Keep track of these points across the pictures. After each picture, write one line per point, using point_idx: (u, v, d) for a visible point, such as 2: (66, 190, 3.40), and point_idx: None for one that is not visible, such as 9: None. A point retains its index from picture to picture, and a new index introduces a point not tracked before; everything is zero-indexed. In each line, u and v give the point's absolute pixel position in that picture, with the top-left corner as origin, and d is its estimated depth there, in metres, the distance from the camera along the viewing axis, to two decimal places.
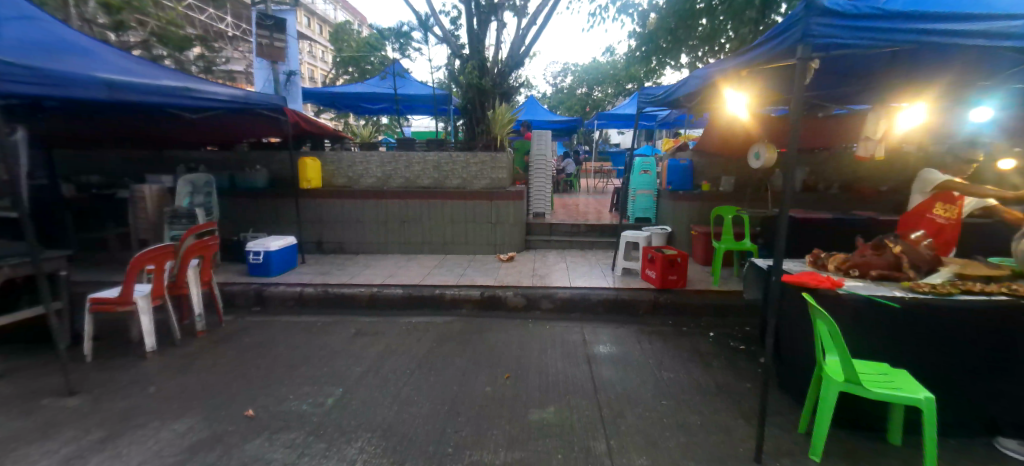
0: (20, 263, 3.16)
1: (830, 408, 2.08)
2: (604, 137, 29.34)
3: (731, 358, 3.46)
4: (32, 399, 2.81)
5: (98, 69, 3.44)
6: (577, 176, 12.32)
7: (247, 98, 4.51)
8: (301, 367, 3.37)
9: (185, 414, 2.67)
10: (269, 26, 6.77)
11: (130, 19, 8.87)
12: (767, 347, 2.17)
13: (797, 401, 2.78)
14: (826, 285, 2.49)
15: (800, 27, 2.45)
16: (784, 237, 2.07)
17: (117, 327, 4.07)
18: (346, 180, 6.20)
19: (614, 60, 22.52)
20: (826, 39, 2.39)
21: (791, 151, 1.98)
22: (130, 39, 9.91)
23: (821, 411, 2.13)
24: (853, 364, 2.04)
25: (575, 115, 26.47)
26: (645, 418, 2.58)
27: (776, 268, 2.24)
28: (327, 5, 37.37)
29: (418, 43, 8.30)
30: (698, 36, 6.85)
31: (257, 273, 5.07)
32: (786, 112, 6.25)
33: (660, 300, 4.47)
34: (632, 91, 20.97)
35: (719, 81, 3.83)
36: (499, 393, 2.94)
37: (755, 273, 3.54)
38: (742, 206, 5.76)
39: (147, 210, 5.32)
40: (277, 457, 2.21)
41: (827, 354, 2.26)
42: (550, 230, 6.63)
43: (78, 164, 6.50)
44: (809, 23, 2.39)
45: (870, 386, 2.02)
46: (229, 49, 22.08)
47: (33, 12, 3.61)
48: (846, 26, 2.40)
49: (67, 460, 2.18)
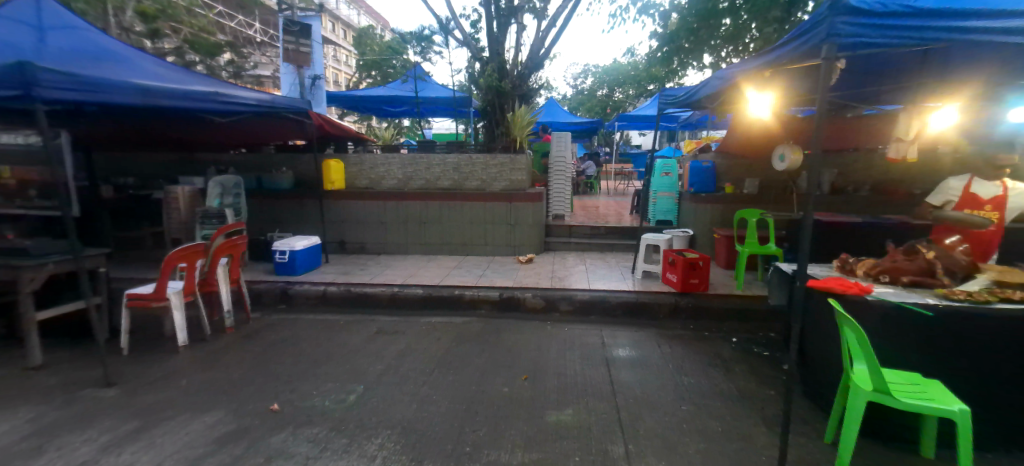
0: (63, 259, 3.31)
1: (858, 418, 2.02)
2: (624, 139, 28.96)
3: (754, 364, 3.39)
4: (73, 390, 2.96)
5: (132, 75, 3.56)
6: (597, 177, 12.24)
7: (272, 102, 4.60)
8: (323, 365, 3.44)
9: (214, 407, 2.77)
10: (295, 32, 6.90)
11: (164, 27, 9.26)
12: (791, 354, 2.13)
13: (822, 409, 2.70)
14: (854, 291, 2.43)
15: (824, 27, 2.41)
16: (809, 241, 2.02)
17: (150, 322, 4.24)
18: (368, 182, 6.30)
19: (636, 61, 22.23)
20: (852, 39, 2.33)
21: (817, 154, 1.94)
22: (164, 46, 10.33)
23: (847, 421, 2.07)
24: (882, 373, 1.96)
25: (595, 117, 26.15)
26: (664, 423, 2.55)
27: (799, 273, 2.17)
28: (352, 10, 38.27)
29: (439, 47, 8.37)
30: (721, 35, 6.68)
31: (282, 272, 5.20)
32: (812, 112, 6.13)
33: (680, 304, 4.40)
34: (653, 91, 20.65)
35: (741, 81, 3.76)
36: (517, 394, 2.96)
37: (779, 278, 3.46)
38: (766, 209, 5.58)
39: (179, 210, 5.50)
40: (300, 452, 2.27)
41: (855, 363, 2.21)
42: (568, 232, 6.63)
43: (115, 165, 6.79)
44: (834, 22, 2.34)
45: (900, 396, 1.96)
46: (258, 55, 23.06)
47: (74, 20, 3.84)
48: (873, 25, 2.34)
49: (105, 449, 2.29)
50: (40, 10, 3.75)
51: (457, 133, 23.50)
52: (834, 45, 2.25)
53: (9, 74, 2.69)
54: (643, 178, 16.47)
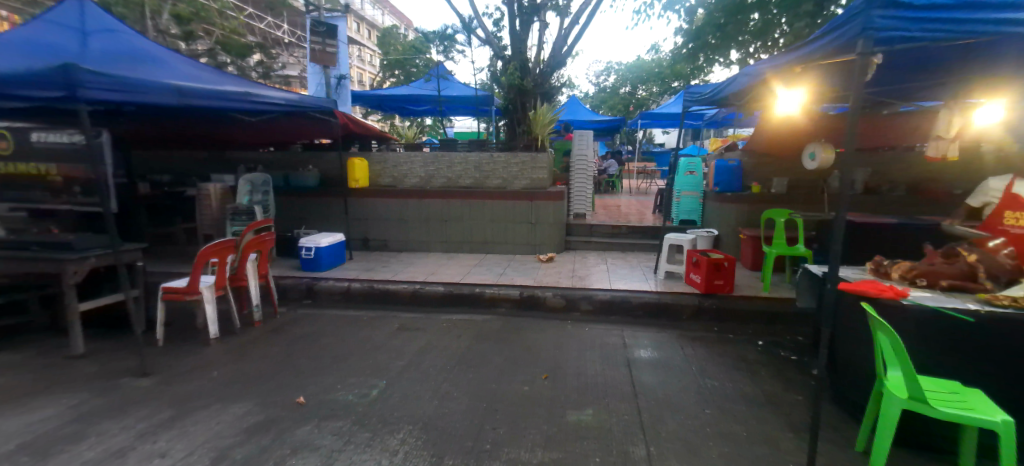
0: (103, 253, 3.46)
1: (892, 426, 1.94)
2: (646, 137, 28.57)
3: (780, 368, 3.30)
4: (112, 378, 3.10)
5: (167, 77, 3.69)
6: (619, 176, 12.10)
7: (299, 101, 4.69)
8: (347, 359, 3.51)
9: (242, 399, 2.85)
10: (321, 32, 7.02)
11: (198, 29, 9.58)
12: (820, 358, 2.06)
13: (853, 416, 2.61)
14: (889, 294, 2.33)
15: (859, 21, 2.33)
16: (843, 243, 1.95)
17: (184, 314, 4.41)
18: (391, 180, 6.38)
19: (660, 58, 21.80)
20: (889, 33, 2.26)
21: (851, 152, 1.88)
22: (198, 48, 10.69)
23: (882, 429, 1.99)
24: (918, 380, 1.88)
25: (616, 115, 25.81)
26: (685, 426, 2.51)
27: (831, 276, 2.10)
28: (375, 10, 38.87)
29: (462, 45, 8.41)
30: (750, 31, 6.46)
31: (308, 267, 5.32)
32: (845, 109, 5.92)
33: (704, 305, 4.32)
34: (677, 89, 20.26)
35: (771, 77, 3.66)
36: (537, 393, 2.95)
37: (809, 280, 3.36)
38: (795, 209, 5.40)
39: (210, 206, 5.68)
40: (324, 444, 2.32)
41: (889, 369, 2.12)
42: (589, 231, 6.57)
43: (151, 163, 7.06)
44: (870, 15, 2.26)
45: (938, 405, 1.86)
46: (285, 56, 23.70)
47: (115, 24, 4.02)
48: (912, 19, 2.27)
49: (141, 436, 2.39)
50: (84, 15, 3.94)
51: (477, 132, 23.61)
52: (869, 40, 2.18)
53: (57, 76, 2.82)
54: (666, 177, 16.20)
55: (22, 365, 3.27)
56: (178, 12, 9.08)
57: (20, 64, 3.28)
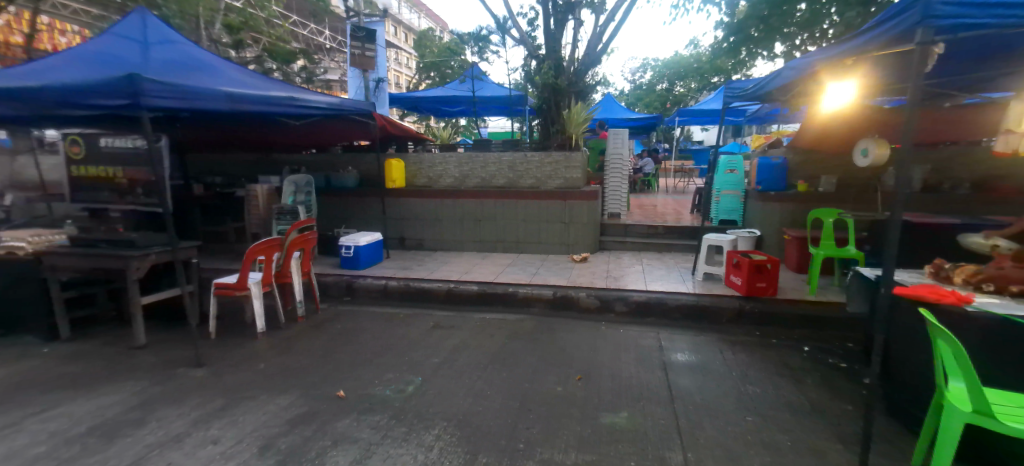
0: (163, 250, 3.70)
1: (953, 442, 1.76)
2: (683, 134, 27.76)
3: (828, 376, 3.14)
4: (169, 368, 3.30)
5: (220, 83, 3.90)
6: (655, 175, 11.82)
7: (340, 105, 4.83)
8: (385, 355, 3.61)
9: (287, 390, 2.98)
10: (361, 37, 7.22)
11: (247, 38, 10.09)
12: (873, 367, 1.99)
13: (909, 428, 2.46)
14: (951, 300, 2.20)
15: (919, 8, 2.26)
16: (897, 246, 1.86)
17: (232, 309, 4.65)
18: (426, 180, 6.52)
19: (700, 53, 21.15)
20: (952, 19, 2.15)
21: (911, 148, 1.78)
22: (247, 56, 11.26)
23: (941, 443, 1.83)
24: (984, 392, 1.68)
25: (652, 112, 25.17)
26: (725, 432, 2.43)
27: (884, 279, 2.01)
28: (410, 14, 39.74)
29: (496, 46, 8.46)
30: (795, 22, 6.19)
31: (348, 265, 5.50)
32: (902, 102, 5.57)
33: (745, 308, 4.17)
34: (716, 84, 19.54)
35: (822, 69, 3.48)
36: (571, 394, 2.93)
37: (860, 282, 3.19)
38: (845, 208, 5.10)
39: (258, 207, 5.96)
40: (363, 437, 2.39)
41: (951, 380, 1.93)
42: (624, 231, 6.47)
43: (203, 166, 7.48)
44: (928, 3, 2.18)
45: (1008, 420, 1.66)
46: (326, 61, 24.67)
47: (173, 35, 4.30)
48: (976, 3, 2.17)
49: (195, 423, 2.54)
50: (146, 27, 4.23)
51: (510, 132, 23.68)
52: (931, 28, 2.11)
53: (122, 86, 3.02)
54: (705, 175, 15.67)
55: (91, 353, 3.55)
56: (229, 22, 9.59)
57: (89, 75, 3.54)
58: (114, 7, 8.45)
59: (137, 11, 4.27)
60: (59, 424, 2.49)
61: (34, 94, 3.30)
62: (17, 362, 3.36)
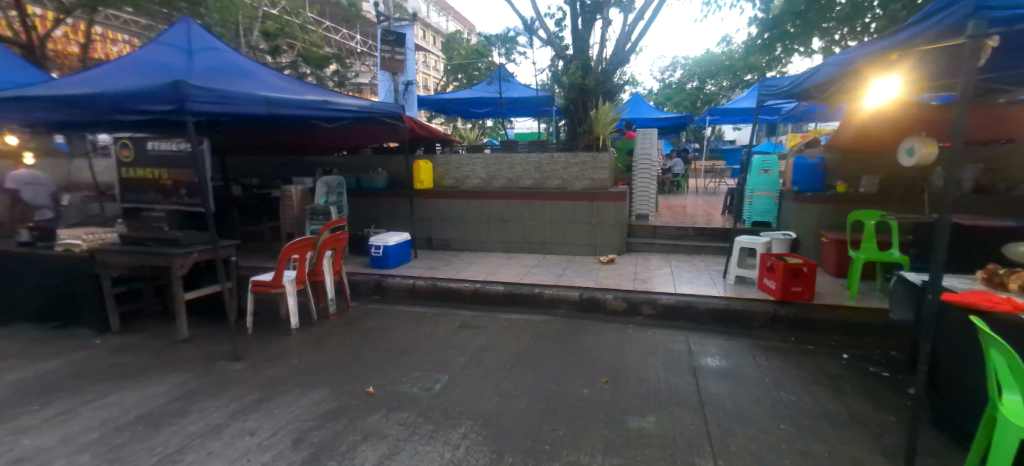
0: (204, 249, 3.87)
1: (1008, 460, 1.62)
2: (713, 133, 27.06)
3: (869, 385, 3.00)
4: (210, 361, 3.45)
5: (259, 89, 4.05)
6: (684, 175, 11.58)
7: (372, 108, 4.92)
8: (412, 353, 3.67)
9: (319, 386, 3.06)
10: (390, 41, 7.38)
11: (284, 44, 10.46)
12: (919, 377, 1.89)
13: (957, 441, 2.33)
14: (1005, 308, 2.08)
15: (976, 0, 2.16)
16: (946, 250, 1.77)
17: (268, 306, 4.82)
18: (454, 181, 6.61)
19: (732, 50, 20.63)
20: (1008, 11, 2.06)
21: (962, 148, 1.70)
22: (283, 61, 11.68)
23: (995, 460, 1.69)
24: None
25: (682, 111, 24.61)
26: (758, 440, 2.35)
27: (931, 285, 1.91)
28: (437, 17, 40.28)
29: (523, 47, 8.48)
30: (835, 17, 5.96)
31: (377, 265, 5.63)
32: (952, 98, 5.28)
33: (779, 313, 4.04)
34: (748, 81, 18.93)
35: (864, 65, 3.34)
36: (597, 397, 2.90)
37: (904, 289, 3.04)
38: (887, 210, 4.87)
39: (292, 207, 6.16)
40: (392, 433, 2.44)
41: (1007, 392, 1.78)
42: (653, 233, 6.37)
43: (241, 168, 7.80)
44: None
45: None
46: (357, 65, 25.39)
47: (214, 43, 4.51)
48: None
49: (234, 414, 2.64)
50: (191, 37, 4.45)
51: (536, 133, 23.69)
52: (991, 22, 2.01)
53: (169, 92, 3.17)
54: (737, 176, 15.23)
55: (137, 345, 3.74)
56: (267, 29, 9.97)
57: (139, 82, 3.74)
58: (161, 17, 8.93)
59: (183, 21, 4.51)
60: (109, 412, 2.64)
61: (89, 101, 3.48)
62: (72, 352, 3.58)
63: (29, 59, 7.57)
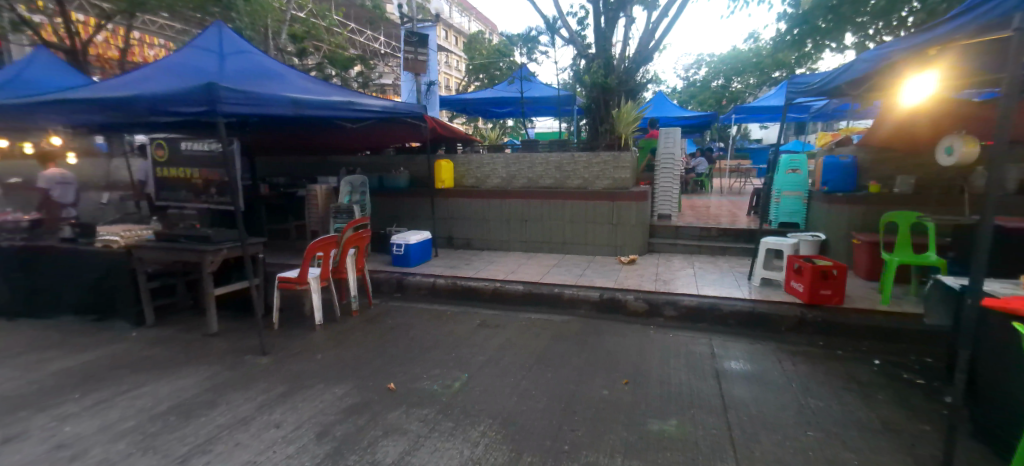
0: (233, 246, 3.99)
1: None
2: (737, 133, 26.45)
3: (903, 393, 2.89)
4: (238, 355, 3.56)
5: (287, 90, 4.15)
6: (709, 175, 11.36)
7: (395, 108, 4.98)
8: (433, 351, 3.72)
9: (342, 381, 3.13)
10: (414, 42, 7.47)
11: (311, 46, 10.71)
12: (958, 385, 1.80)
13: (997, 453, 2.22)
14: None
15: None
16: (988, 253, 1.67)
17: (293, 302, 4.94)
18: (475, 181, 6.65)
19: (759, 47, 20.13)
20: None
21: (1007, 146, 1.62)
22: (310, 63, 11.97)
23: None
24: None
25: (707, 109, 24.10)
26: (784, 446, 2.29)
27: (971, 289, 1.81)
28: (459, 17, 40.56)
29: (545, 46, 8.46)
30: (869, 10, 5.75)
31: (398, 263, 5.70)
32: (994, 95, 5.06)
33: (807, 317, 3.93)
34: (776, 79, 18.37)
35: (901, 61, 3.22)
36: (618, 399, 2.88)
37: (941, 293, 2.92)
38: (923, 211, 4.67)
39: (317, 206, 6.29)
40: (412, 429, 2.47)
41: None
42: (675, 233, 6.28)
43: (268, 167, 8.01)
44: None
45: None
46: (381, 66, 25.84)
47: (245, 46, 4.65)
48: None
49: (260, 407, 2.72)
50: (222, 40, 4.61)
51: (557, 132, 23.61)
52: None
53: (202, 94, 3.27)
54: (763, 176, 14.82)
55: (170, 338, 3.89)
56: (294, 32, 10.24)
57: (175, 84, 3.88)
58: (195, 21, 9.26)
59: (215, 25, 4.66)
60: (143, 402, 2.75)
61: (126, 104, 3.62)
62: (109, 344, 3.75)
63: (74, 63, 7.95)
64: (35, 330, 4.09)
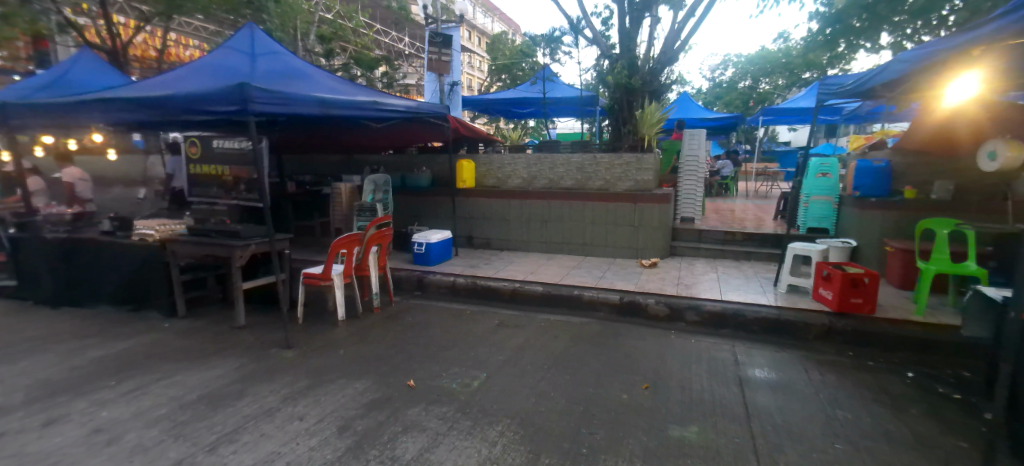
0: (261, 242, 4.09)
1: None
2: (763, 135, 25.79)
3: (938, 406, 2.78)
4: (263, 348, 3.66)
5: (314, 90, 4.24)
6: (734, 177, 11.13)
7: (418, 108, 5.04)
8: (452, 350, 3.74)
9: (363, 376, 3.18)
10: (438, 43, 7.54)
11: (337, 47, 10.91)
12: (998, 402, 1.72)
13: None
14: None
15: None
16: None
17: (317, 297, 5.05)
18: (496, 181, 6.68)
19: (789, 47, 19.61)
20: None
21: None
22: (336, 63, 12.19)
23: None
24: None
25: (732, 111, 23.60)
26: (809, 458, 2.23)
27: (1014, 301, 1.71)
28: (482, 18, 40.78)
29: (568, 46, 8.43)
30: (907, 9, 5.55)
31: (419, 261, 5.77)
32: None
33: (836, 326, 3.81)
34: (807, 79, 17.83)
35: (942, 62, 3.10)
36: (637, 403, 2.86)
37: (981, 305, 2.79)
38: (961, 217, 4.46)
39: (341, 204, 6.41)
40: (431, 426, 2.50)
41: None
42: (698, 237, 6.17)
43: (294, 166, 8.20)
44: None
45: None
46: (405, 66, 26.17)
47: (275, 47, 4.78)
48: None
49: (285, 399, 2.79)
50: (254, 41, 4.74)
51: (577, 133, 23.48)
52: None
53: (235, 93, 3.37)
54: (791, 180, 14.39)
55: (199, 329, 4.03)
56: (322, 33, 10.46)
57: (210, 85, 4.02)
58: (229, 23, 9.54)
59: (247, 26, 4.81)
60: (174, 391, 2.86)
61: (163, 102, 3.75)
62: (143, 334, 3.90)
63: (115, 63, 8.26)
64: (75, 318, 4.29)
